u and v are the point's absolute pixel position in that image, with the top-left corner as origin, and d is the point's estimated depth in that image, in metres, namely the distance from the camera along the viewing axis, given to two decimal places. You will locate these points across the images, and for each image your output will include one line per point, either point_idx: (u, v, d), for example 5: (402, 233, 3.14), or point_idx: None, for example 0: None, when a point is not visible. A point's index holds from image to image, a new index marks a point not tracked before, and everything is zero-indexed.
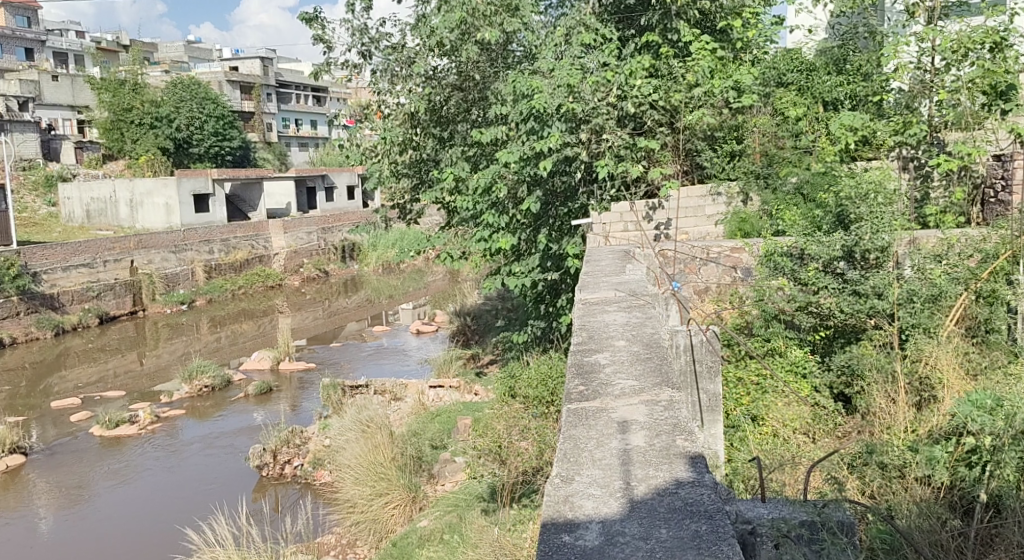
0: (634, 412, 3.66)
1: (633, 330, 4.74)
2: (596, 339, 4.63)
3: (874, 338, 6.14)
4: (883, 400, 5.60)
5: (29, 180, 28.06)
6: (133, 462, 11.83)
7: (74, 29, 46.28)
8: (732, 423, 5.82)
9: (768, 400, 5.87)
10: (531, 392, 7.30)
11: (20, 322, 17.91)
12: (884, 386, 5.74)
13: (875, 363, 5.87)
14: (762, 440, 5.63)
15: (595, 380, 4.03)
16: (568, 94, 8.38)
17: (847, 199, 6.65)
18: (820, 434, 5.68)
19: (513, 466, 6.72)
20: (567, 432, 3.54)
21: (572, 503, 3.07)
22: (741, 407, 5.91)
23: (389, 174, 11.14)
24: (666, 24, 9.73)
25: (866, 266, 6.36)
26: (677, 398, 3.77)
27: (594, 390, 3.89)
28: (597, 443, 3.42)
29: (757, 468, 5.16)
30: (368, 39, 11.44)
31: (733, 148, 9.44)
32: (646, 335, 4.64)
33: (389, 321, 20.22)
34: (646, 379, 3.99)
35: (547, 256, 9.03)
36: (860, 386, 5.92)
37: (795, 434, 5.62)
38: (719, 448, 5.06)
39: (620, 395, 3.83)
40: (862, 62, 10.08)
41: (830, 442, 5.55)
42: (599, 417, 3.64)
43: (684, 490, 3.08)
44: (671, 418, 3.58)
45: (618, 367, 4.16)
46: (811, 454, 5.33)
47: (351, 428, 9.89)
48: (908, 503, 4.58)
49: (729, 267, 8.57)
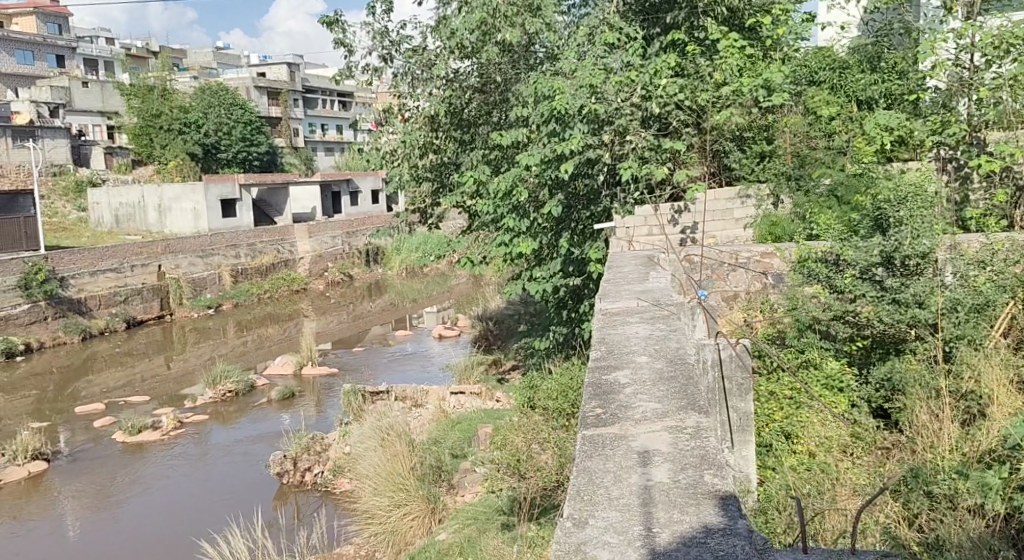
0: (657, 441, 3.41)
1: (656, 345, 4.47)
2: (616, 354, 4.38)
3: (917, 351, 5.80)
4: (927, 417, 5.26)
5: (59, 184, 28.28)
6: (156, 469, 11.72)
7: (104, 37, 46.81)
8: (764, 442, 5.48)
9: (804, 417, 5.53)
10: (551, 404, 6.94)
11: (48, 327, 17.99)
12: (928, 401, 5.41)
13: (918, 379, 5.54)
14: (797, 461, 5.33)
15: (614, 401, 3.78)
16: (591, 95, 8.15)
17: (886, 201, 6.30)
18: (860, 453, 5.35)
19: (532, 480, 6.42)
20: (582, 463, 3.30)
21: (585, 553, 2.84)
22: (774, 424, 5.55)
23: (409, 178, 10.94)
24: (693, 22, 9.48)
25: (907, 273, 6.02)
26: (705, 424, 3.51)
27: (612, 414, 3.64)
28: (615, 478, 3.18)
29: (792, 494, 4.88)
30: (388, 42, 11.28)
31: (762, 148, 9.11)
32: (671, 350, 4.37)
33: (413, 325, 20.06)
34: (671, 401, 3.73)
35: (569, 260, 8.82)
36: (901, 399, 5.58)
37: (831, 453, 5.32)
38: (751, 469, 4.86)
39: (641, 420, 3.57)
40: (897, 60, 9.70)
41: (871, 462, 5.25)
42: (618, 446, 3.39)
43: (713, 540, 2.85)
44: (697, 449, 3.33)
45: (640, 387, 3.90)
46: (850, 476, 5.05)
47: (371, 436, 9.69)
48: (961, 538, 4.29)
49: (759, 273, 8.23)
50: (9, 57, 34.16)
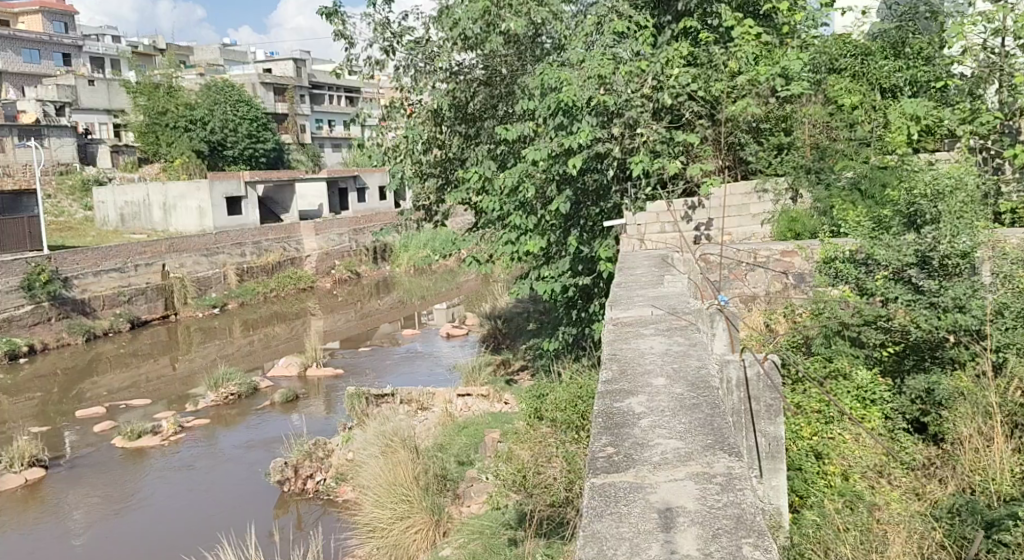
0: (680, 496, 3.00)
1: (675, 364, 4.07)
2: (630, 376, 3.96)
3: (965, 363, 5.33)
4: (972, 431, 4.86)
5: (66, 183, 28.08)
6: (155, 476, 11.35)
7: (111, 35, 46.56)
8: (795, 462, 5.04)
9: (837, 434, 5.17)
10: (560, 415, 6.36)
11: (52, 328, 17.70)
12: (975, 417, 4.96)
13: (964, 390, 5.13)
14: (830, 484, 4.92)
15: (628, 438, 3.37)
16: (599, 86, 7.79)
17: (922, 196, 5.93)
18: (899, 470, 4.92)
19: (540, 497, 5.95)
20: (591, 525, 2.89)
21: None
22: (803, 442, 5.17)
23: (413, 174, 10.49)
24: (705, 8, 9.12)
25: (945, 274, 5.62)
26: (736, 472, 3.10)
27: (627, 458, 3.22)
28: (631, 549, 2.76)
29: (828, 531, 4.46)
30: (390, 34, 10.88)
31: (780, 140, 8.75)
32: (691, 371, 3.97)
33: (422, 322, 19.70)
34: (695, 439, 3.32)
35: (579, 259, 8.38)
36: (946, 413, 5.13)
37: (866, 478, 4.91)
38: (782, 500, 4.47)
39: (661, 465, 3.17)
40: (923, 45, 9.20)
41: (910, 483, 4.84)
42: (634, 502, 2.98)
43: None
44: (730, 509, 2.91)
45: (657, 419, 3.50)
46: (891, 506, 4.62)
47: (374, 442, 9.31)
48: None
49: (779, 272, 7.88)
50: (15, 56, 33.89)
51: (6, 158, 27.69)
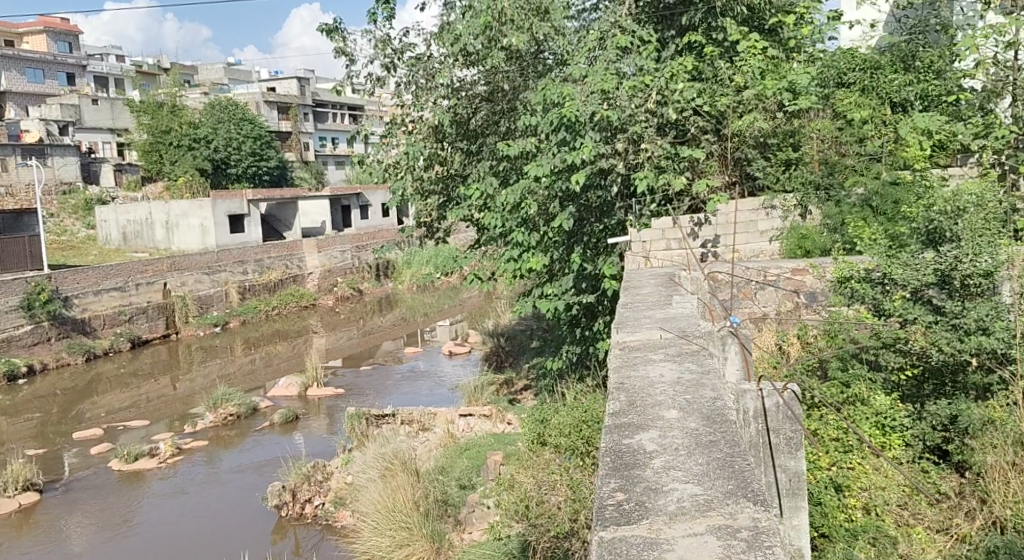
0: (700, 553, 2.77)
1: (689, 395, 3.84)
2: (640, 408, 3.74)
3: (995, 394, 5.20)
4: (1004, 463, 4.77)
5: (69, 202, 27.99)
6: (152, 500, 11.11)
7: (115, 54, 46.75)
8: (816, 495, 4.91)
9: (856, 464, 5.04)
10: (563, 441, 6.21)
11: (51, 348, 17.50)
12: (1006, 448, 4.85)
13: (992, 418, 5.03)
14: (851, 518, 4.84)
15: (639, 483, 3.14)
16: (602, 100, 7.61)
17: (941, 213, 5.74)
18: (925, 504, 4.91)
19: (543, 528, 5.70)
20: None
21: None
22: (821, 473, 5.03)
23: (414, 192, 10.33)
24: (710, 23, 8.87)
25: (966, 295, 5.41)
26: (760, 525, 2.89)
27: (642, 507, 3.00)
28: None
29: None
30: (391, 51, 10.74)
31: (788, 155, 8.52)
32: (706, 403, 3.74)
33: (425, 340, 19.49)
34: (714, 484, 3.10)
35: (582, 276, 8.20)
36: (971, 443, 5.02)
37: (891, 509, 4.86)
38: (804, 541, 4.27)
39: (677, 515, 2.95)
40: (933, 58, 8.95)
41: (938, 516, 4.83)
42: None
43: None
44: None
45: (671, 459, 3.29)
46: (920, 547, 4.63)
47: (374, 465, 9.06)
48: None
49: (790, 291, 7.67)
50: (20, 76, 33.92)
51: (9, 178, 27.60)
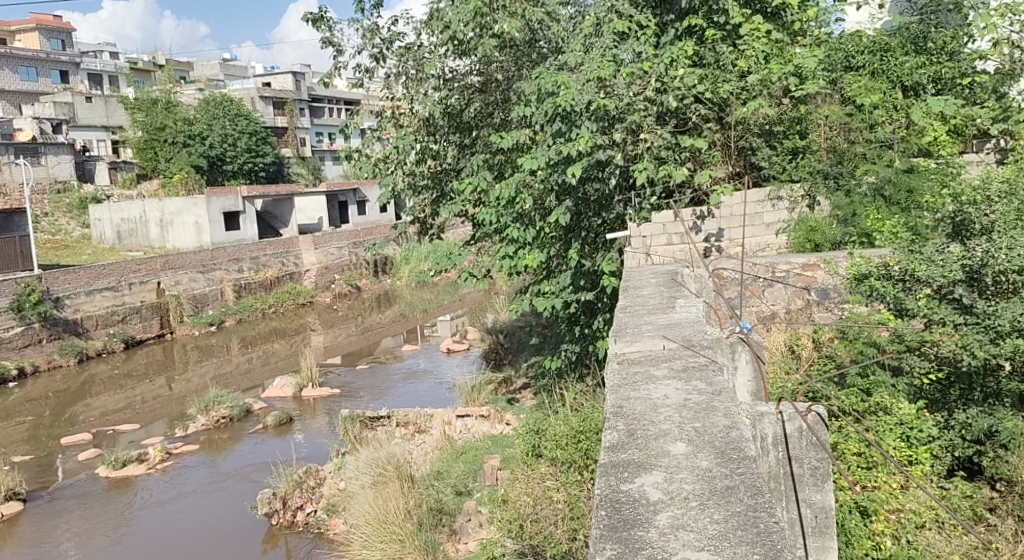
0: None
1: (701, 423, 3.46)
2: (641, 441, 3.35)
3: None
4: None
5: (63, 201, 27.51)
6: (139, 510, 10.71)
7: (109, 51, 46.22)
8: (842, 523, 4.69)
9: (883, 483, 4.88)
10: (561, 453, 5.81)
11: (43, 350, 17.10)
12: None
13: None
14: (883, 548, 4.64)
15: (643, 549, 2.77)
16: (599, 89, 7.19)
17: (970, 203, 5.29)
18: (960, 531, 4.73)
19: (541, 550, 5.30)
20: None
21: None
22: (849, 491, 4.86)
23: (405, 187, 9.83)
24: (711, 5, 8.42)
25: (997, 293, 5.12)
26: None
27: None
28: None
29: None
30: (380, 40, 10.32)
31: (795, 144, 8.07)
32: (718, 435, 3.35)
33: (424, 336, 19.09)
34: (733, 553, 2.74)
35: (581, 273, 7.76)
36: (1010, 458, 4.98)
37: (922, 531, 4.70)
38: None
39: None
40: (947, 38, 8.55)
41: (975, 540, 4.67)
42: None
43: None
44: None
45: (680, 515, 2.91)
46: None
47: (366, 471, 8.63)
48: None
49: (801, 288, 7.33)
50: (13, 74, 33.45)
51: None
